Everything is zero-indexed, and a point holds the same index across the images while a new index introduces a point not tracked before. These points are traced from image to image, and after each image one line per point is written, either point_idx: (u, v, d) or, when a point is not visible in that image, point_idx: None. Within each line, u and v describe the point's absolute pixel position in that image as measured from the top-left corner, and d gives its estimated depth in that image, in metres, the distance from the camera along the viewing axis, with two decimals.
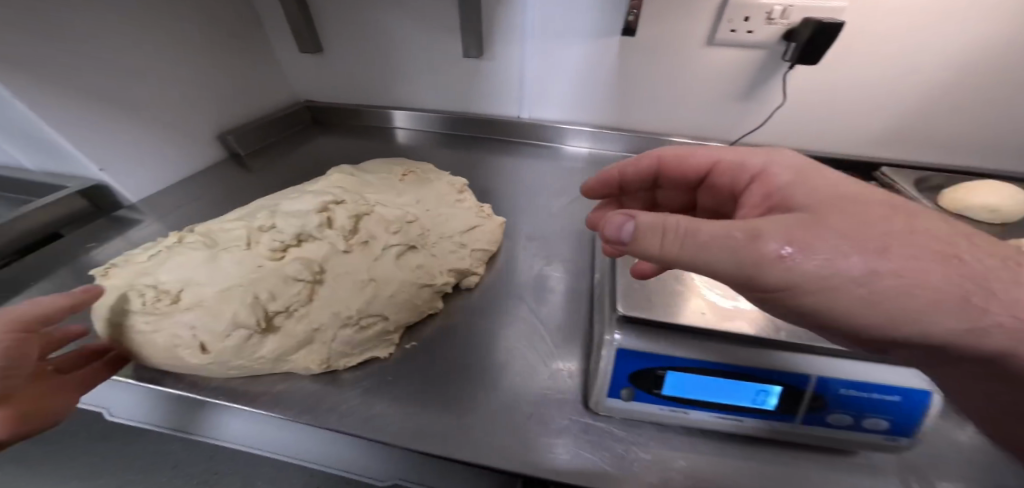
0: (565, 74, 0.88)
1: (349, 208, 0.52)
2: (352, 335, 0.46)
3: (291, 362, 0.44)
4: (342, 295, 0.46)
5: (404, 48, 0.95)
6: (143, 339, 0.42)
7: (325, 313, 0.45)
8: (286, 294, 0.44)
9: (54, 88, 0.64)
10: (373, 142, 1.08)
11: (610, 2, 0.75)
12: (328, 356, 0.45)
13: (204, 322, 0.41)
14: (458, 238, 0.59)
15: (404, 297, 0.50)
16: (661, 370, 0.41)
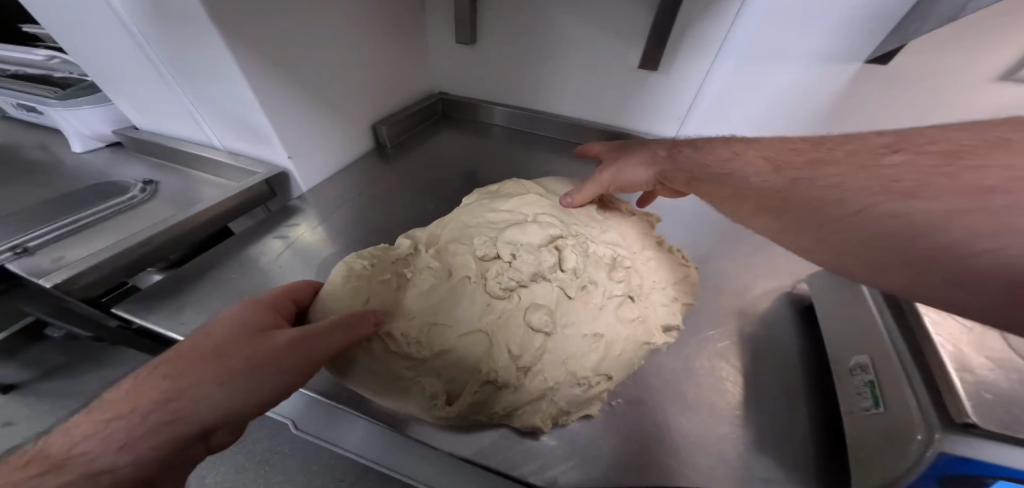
0: (766, 101, 0.79)
1: (572, 247, 0.48)
2: (580, 393, 0.46)
3: (522, 414, 0.46)
4: (575, 352, 0.45)
5: (572, 55, 0.87)
6: (404, 379, 0.45)
7: (560, 371, 0.44)
8: (529, 350, 0.44)
9: (271, 74, 0.58)
10: (519, 148, 0.99)
11: (864, 28, 0.65)
12: (558, 409, 0.46)
13: (458, 372, 0.44)
14: (666, 287, 0.53)
15: (625, 355, 0.48)
16: (992, 479, 0.37)
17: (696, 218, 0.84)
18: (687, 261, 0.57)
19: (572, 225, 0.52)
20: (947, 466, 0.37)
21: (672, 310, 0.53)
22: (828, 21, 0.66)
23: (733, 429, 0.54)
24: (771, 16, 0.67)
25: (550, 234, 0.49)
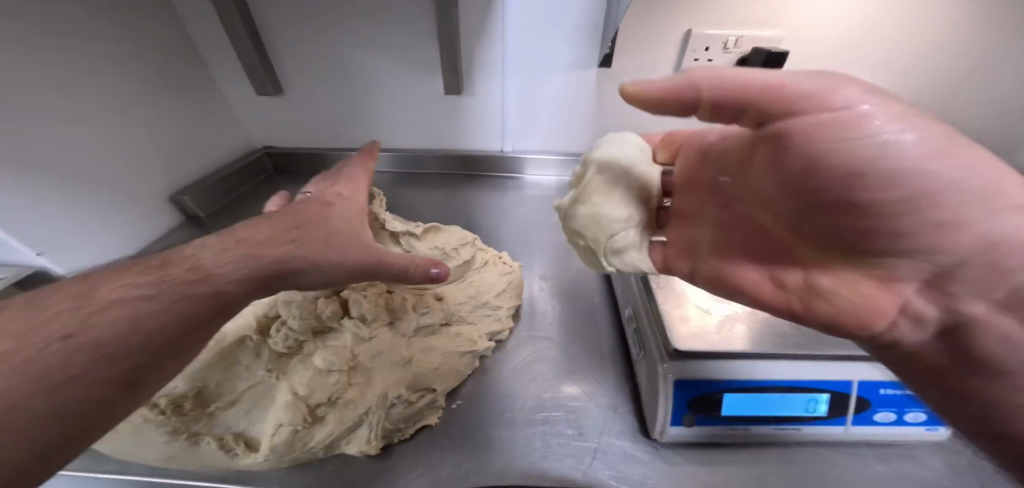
0: (549, 105, 0.92)
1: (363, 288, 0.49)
2: (402, 411, 0.45)
3: (342, 446, 0.43)
4: (386, 378, 0.45)
5: (385, 91, 0.89)
6: (191, 453, 0.41)
7: (371, 394, 0.43)
8: (326, 386, 0.42)
9: None
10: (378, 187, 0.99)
11: (584, 37, 0.81)
12: (382, 432, 0.43)
13: (252, 420, 0.43)
14: (487, 299, 0.56)
15: (448, 367, 0.49)
16: (719, 393, 0.42)
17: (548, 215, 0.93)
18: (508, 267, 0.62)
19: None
20: (686, 388, 0.42)
21: (497, 318, 0.56)
22: (573, 38, 0.81)
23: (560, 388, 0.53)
24: (525, 36, 0.82)
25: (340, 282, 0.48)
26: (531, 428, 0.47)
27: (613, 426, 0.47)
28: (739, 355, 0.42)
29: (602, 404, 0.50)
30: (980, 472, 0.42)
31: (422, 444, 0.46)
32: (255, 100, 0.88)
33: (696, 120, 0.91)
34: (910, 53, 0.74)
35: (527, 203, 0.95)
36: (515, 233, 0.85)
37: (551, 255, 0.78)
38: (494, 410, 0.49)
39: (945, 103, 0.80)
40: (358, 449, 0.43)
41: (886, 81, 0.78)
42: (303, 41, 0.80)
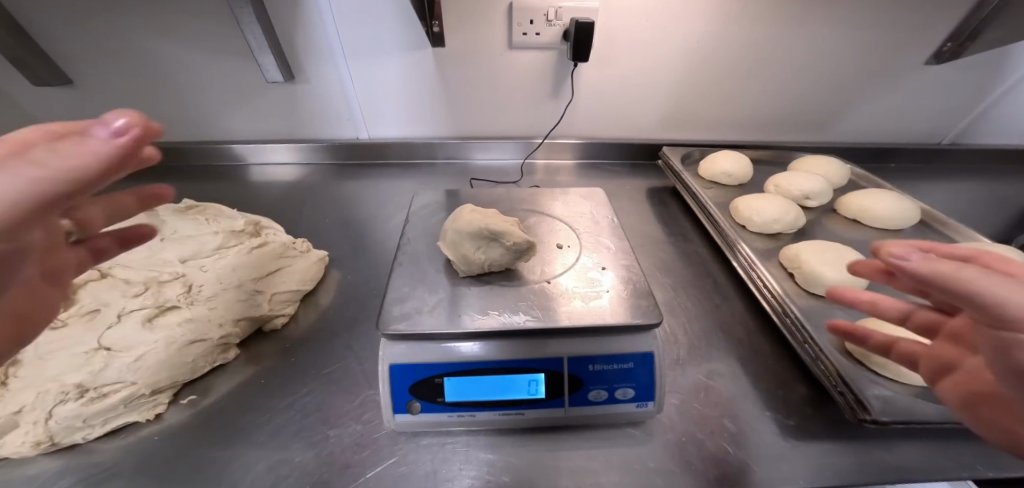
0: (389, 91, 0.86)
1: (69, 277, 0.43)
2: (78, 409, 0.36)
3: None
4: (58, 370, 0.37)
5: (201, 78, 0.80)
6: None
7: (27, 392, 0.35)
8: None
9: None
10: (213, 183, 0.86)
11: (406, 14, 0.76)
12: (46, 433, 0.35)
13: None
14: (250, 283, 0.50)
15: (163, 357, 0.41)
16: (439, 377, 0.39)
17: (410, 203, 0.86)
18: (297, 254, 0.58)
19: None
20: (398, 374, 0.39)
21: (258, 303, 0.50)
22: (398, 19, 0.76)
23: (328, 377, 0.47)
24: (344, 17, 0.75)
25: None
26: (266, 434, 0.41)
27: (352, 428, 0.42)
28: (457, 338, 0.40)
29: (359, 400, 0.46)
30: (712, 429, 0.42)
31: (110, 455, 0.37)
32: (45, 90, 0.79)
33: (544, 99, 0.89)
34: (714, 20, 0.77)
35: (376, 191, 0.88)
36: (351, 219, 0.79)
37: (377, 238, 0.74)
38: (233, 407, 0.43)
39: (758, 70, 0.84)
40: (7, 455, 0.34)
41: (702, 46, 0.81)
42: (85, 21, 0.71)
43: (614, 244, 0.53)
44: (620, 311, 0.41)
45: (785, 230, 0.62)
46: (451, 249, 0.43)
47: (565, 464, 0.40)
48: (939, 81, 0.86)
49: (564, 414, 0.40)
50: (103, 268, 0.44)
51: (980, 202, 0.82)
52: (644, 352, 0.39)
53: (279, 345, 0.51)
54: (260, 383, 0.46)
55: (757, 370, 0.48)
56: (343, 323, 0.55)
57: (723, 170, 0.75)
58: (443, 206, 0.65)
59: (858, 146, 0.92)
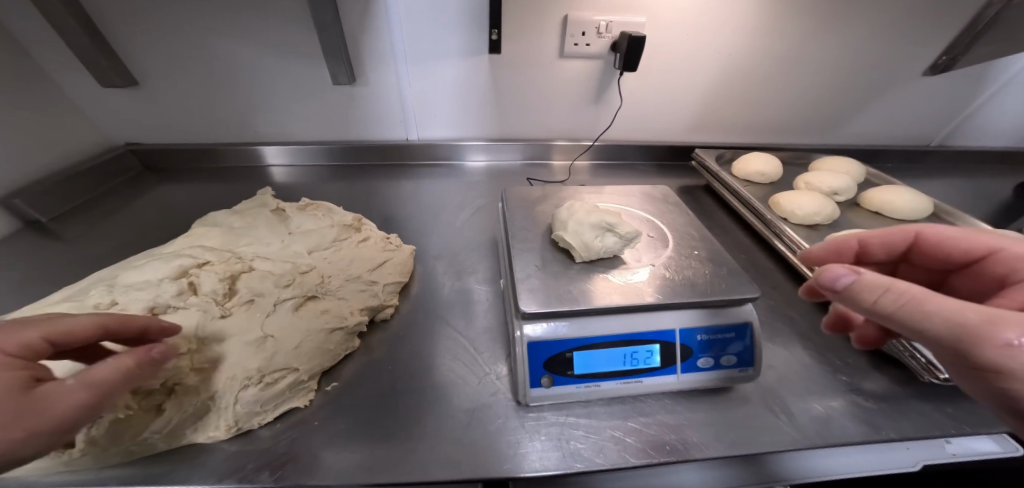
0: (444, 96, 0.90)
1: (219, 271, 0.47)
2: (258, 393, 0.41)
3: (192, 432, 0.39)
4: (235, 359, 0.42)
5: (263, 80, 0.82)
6: None
7: (217, 379, 0.41)
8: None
9: None
10: (269, 183, 0.89)
11: (467, 24, 0.79)
12: (234, 419, 0.40)
13: None
14: (366, 276, 0.54)
15: (312, 346, 0.46)
16: (570, 352, 0.45)
17: (465, 201, 0.90)
18: (395, 247, 0.61)
19: (236, 248, 0.52)
20: (537, 349, 0.45)
21: (375, 294, 0.54)
22: (463, 26, 0.79)
23: (449, 361, 0.52)
24: (411, 22, 0.78)
25: (191, 261, 0.47)
26: (411, 412, 0.46)
27: (486, 403, 0.47)
28: (583, 312, 0.45)
29: (483, 378, 0.50)
30: (794, 392, 0.50)
31: (287, 434, 0.42)
32: (107, 92, 0.80)
33: (587, 103, 0.95)
34: (745, 35, 0.85)
35: (430, 190, 0.91)
36: (416, 217, 0.83)
37: (447, 235, 0.78)
38: (375, 391, 0.47)
39: (779, 80, 0.94)
40: (203, 438, 0.39)
41: (734, 58, 0.89)
42: (158, 26, 0.73)
43: (693, 232, 0.59)
44: (721, 289, 0.48)
45: (823, 221, 0.71)
46: (571, 237, 0.48)
47: (679, 425, 0.46)
48: (931, 91, 0.97)
49: (676, 381, 0.46)
50: (244, 261, 0.50)
51: (967, 198, 0.94)
52: (743, 324, 0.46)
53: (394, 334, 0.55)
54: (388, 369, 0.50)
55: (820, 343, 0.56)
56: (446, 312, 0.59)
57: (757, 169, 0.84)
58: (518, 203, 0.70)
59: (861, 148, 1.04)
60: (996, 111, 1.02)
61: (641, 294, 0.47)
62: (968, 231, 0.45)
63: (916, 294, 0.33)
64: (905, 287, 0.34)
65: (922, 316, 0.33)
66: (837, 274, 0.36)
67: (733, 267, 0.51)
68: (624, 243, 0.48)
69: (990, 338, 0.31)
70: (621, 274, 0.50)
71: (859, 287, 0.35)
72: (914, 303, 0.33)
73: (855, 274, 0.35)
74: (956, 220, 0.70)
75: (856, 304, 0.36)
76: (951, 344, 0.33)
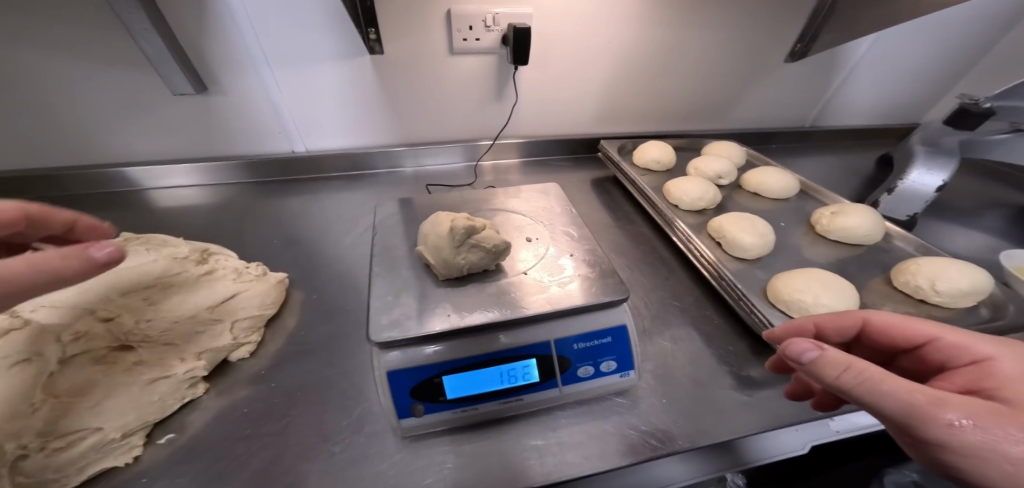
0: (327, 102, 0.81)
1: None
2: (43, 464, 0.33)
3: None
4: None
5: (89, 93, 0.70)
6: None
7: None
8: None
9: None
10: (124, 210, 0.76)
11: (337, 22, 0.72)
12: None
13: None
14: (207, 312, 0.47)
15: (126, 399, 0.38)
16: (438, 377, 0.41)
17: (363, 213, 0.82)
18: (255, 277, 0.54)
19: None
20: (398, 380, 0.40)
21: (218, 333, 0.47)
22: (327, 25, 0.72)
23: (316, 398, 0.46)
24: (264, 21, 0.69)
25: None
26: (270, 463, 0.40)
27: (356, 441, 0.43)
28: (452, 333, 0.42)
29: (356, 414, 0.45)
30: (674, 383, 0.50)
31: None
32: None
33: (488, 101, 0.92)
34: (630, 26, 0.86)
35: (321, 206, 0.83)
36: (302, 236, 0.75)
37: (336, 252, 0.72)
38: (224, 443, 0.41)
39: (669, 69, 0.96)
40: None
41: (623, 49, 0.90)
42: None
43: (575, 232, 0.57)
44: (596, 290, 0.47)
45: (708, 206, 0.73)
46: (430, 253, 0.45)
47: (568, 439, 0.44)
48: (805, 74, 1.05)
49: (558, 393, 0.44)
50: (20, 314, 0.39)
51: (841, 173, 1.04)
52: (618, 326, 0.45)
53: (253, 373, 0.48)
54: (243, 413, 0.44)
55: (702, 329, 0.58)
56: (321, 343, 0.53)
57: (652, 158, 0.86)
58: (401, 213, 0.65)
59: (751, 131, 1.10)
60: (862, 91, 1.12)
61: (515, 306, 0.45)
62: (906, 316, 0.43)
63: (874, 375, 0.32)
64: (866, 365, 0.32)
65: (877, 396, 0.32)
66: (801, 347, 0.34)
67: (607, 266, 0.50)
68: (483, 258, 0.45)
69: (935, 419, 0.30)
70: (550, 275, 0.49)
71: (822, 364, 0.33)
72: (872, 384, 0.32)
73: (820, 349, 0.34)
74: (824, 197, 0.76)
75: (815, 376, 0.35)
76: (901, 423, 0.31)
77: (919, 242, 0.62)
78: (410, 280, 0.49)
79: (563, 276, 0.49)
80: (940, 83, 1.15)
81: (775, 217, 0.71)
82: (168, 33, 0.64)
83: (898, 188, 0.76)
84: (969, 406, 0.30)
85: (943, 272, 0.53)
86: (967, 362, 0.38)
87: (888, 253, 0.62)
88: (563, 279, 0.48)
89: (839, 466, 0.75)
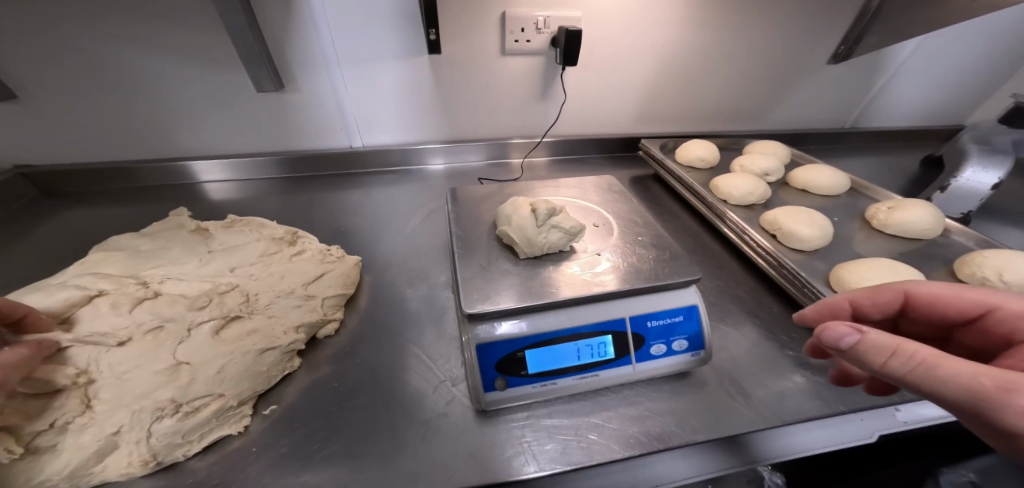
0: (386, 100, 0.86)
1: (119, 299, 0.42)
2: (177, 424, 0.37)
3: (99, 473, 0.34)
4: (141, 388, 0.38)
5: (175, 91, 0.75)
6: None
7: (124, 412, 0.36)
8: (46, 413, 0.35)
9: None
10: (196, 201, 0.81)
11: (404, 23, 0.76)
12: (150, 452, 0.36)
13: None
14: (301, 290, 0.51)
15: (240, 369, 0.42)
16: (521, 351, 0.44)
17: (415, 206, 0.86)
18: (338, 258, 0.57)
19: (143, 272, 0.47)
20: (486, 352, 0.43)
21: (311, 309, 0.50)
22: (394, 26, 0.76)
23: (399, 373, 0.49)
24: (340, 22, 0.73)
25: (81, 293, 0.42)
26: (365, 431, 0.43)
27: (441, 412, 0.45)
28: (535, 309, 0.45)
29: (438, 388, 0.48)
30: (738, 368, 0.52)
31: (220, 465, 0.38)
32: None
33: (533, 100, 0.95)
34: (676, 28, 0.89)
35: (376, 198, 0.88)
36: (362, 225, 0.79)
37: (396, 241, 0.75)
38: (322, 410, 0.44)
39: (711, 70, 0.98)
40: (114, 477, 0.34)
41: (667, 51, 0.92)
42: (34, 29, 0.65)
43: (638, 220, 0.59)
44: (669, 273, 0.48)
45: (757, 201, 0.74)
46: (514, 232, 0.47)
47: (641, 417, 0.46)
48: (846, 76, 1.05)
49: (632, 371, 0.46)
50: (150, 286, 0.45)
51: (881, 174, 1.04)
52: (692, 308, 0.47)
53: (339, 349, 0.51)
54: (335, 386, 0.47)
55: (760, 319, 0.59)
56: (395, 322, 0.56)
57: (697, 156, 0.87)
58: (463, 203, 0.68)
59: (789, 133, 1.11)
60: (902, 93, 1.12)
61: (591, 285, 0.47)
62: (952, 288, 0.43)
63: (928, 358, 0.32)
64: (913, 348, 0.33)
65: (931, 381, 0.32)
66: (842, 333, 0.35)
67: (676, 251, 0.52)
68: (568, 239, 0.47)
69: (1003, 404, 0.29)
70: (583, 267, 0.50)
71: (866, 350, 0.34)
72: (926, 368, 0.32)
73: (859, 333, 0.35)
74: (875, 194, 0.76)
75: (865, 365, 0.35)
76: (966, 411, 0.31)
77: (979, 237, 0.62)
78: (487, 261, 0.52)
79: (596, 267, 0.50)
80: (984, 86, 1.14)
81: (826, 213, 0.72)
82: (258, 34, 0.69)
83: (951, 187, 0.77)
84: None
85: (1009, 265, 0.53)
86: None
87: (946, 247, 0.63)
88: (596, 270, 0.49)
89: (889, 465, 0.74)
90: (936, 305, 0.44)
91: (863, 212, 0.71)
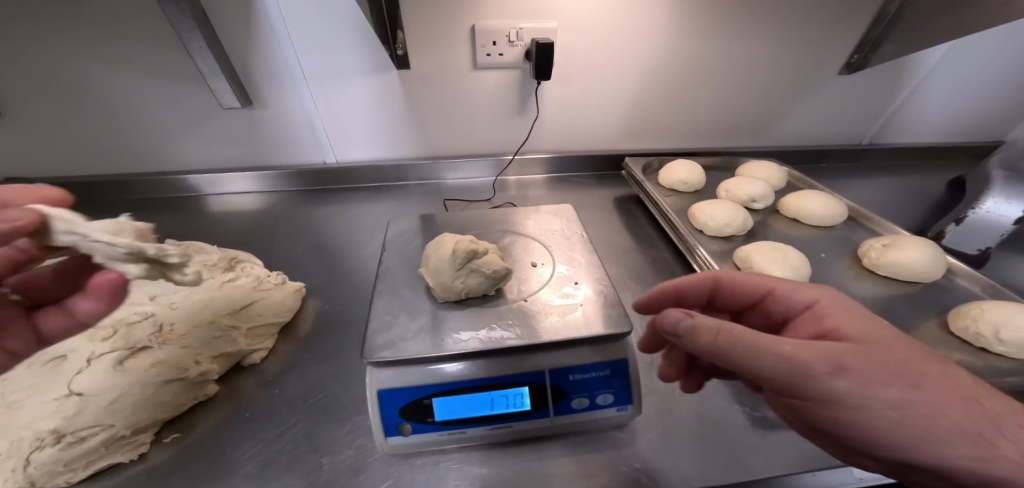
0: (357, 115, 0.85)
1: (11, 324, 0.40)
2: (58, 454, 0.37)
3: None
4: (30, 416, 0.38)
5: (148, 107, 0.77)
6: None
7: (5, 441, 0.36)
8: None
9: None
10: (169, 214, 0.83)
11: (368, 38, 0.75)
12: (28, 479, 0.36)
13: None
14: (224, 318, 0.50)
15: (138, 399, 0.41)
16: (427, 398, 0.41)
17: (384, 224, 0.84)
18: (274, 286, 0.57)
19: None
20: (387, 398, 0.40)
21: (231, 338, 0.50)
22: (359, 42, 0.75)
23: (315, 408, 0.47)
24: (303, 39, 0.73)
25: None
26: (261, 468, 0.41)
27: (346, 454, 0.43)
28: (445, 357, 0.42)
29: (349, 426, 0.46)
30: (680, 422, 0.47)
31: None
32: None
33: (512, 115, 0.91)
34: (661, 39, 0.83)
35: (346, 215, 0.87)
36: (324, 244, 0.78)
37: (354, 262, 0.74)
38: (223, 442, 0.43)
39: (703, 83, 0.91)
40: None
41: (653, 63, 0.86)
42: (12, 52, 0.68)
43: (584, 258, 0.55)
44: (600, 320, 0.44)
45: (736, 232, 0.68)
46: (431, 276, 0.46)
47: (557, 473, 0.42)
48: (861, 87, 0.96)
49: (550, 423, 0.42)
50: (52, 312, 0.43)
51: (898, 198, 0.94)
52: (618, 361, 0.42)
53: (260, 378, 0.50)
54: (245, 416, 0.46)
55: None
56: (326, 350, 0.55)
57: (679, 178, 0.81)
58: (415, 228, 0.66)
59: (795, 149, 1.02)
60: (929, 106, 1.01)
61: (507, 335, 0.43)
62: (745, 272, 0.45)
63: (746, 335, 0.32)
64: (735, 326, 0.32)
65: (755, 358, 0.31)
66: (673, 317, 0.34)
67: (613, 295, 0.48)
68: (479, 285, 0.45)
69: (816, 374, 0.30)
70: (559, 295, 0.48)
71: (698, 331, 0.33)
72: (746, 345, 0.31)
73: (690, 317, 0.33)
74: (876, 227, 0.68)
75: (695, 348, 0.34)
76: (783, 385, 0.31)
77: (988, 283, 0.54)
78: (414, 297, 0.50)
79: (572, 298, 0.48)
80: None
81: (813, 246, 0.65)
82: (220, 52, 0.70)
83: (968, 219, 0.68)
84: (835, 354, 0.31)
85: (1012, 319, 0.46)
86: (801, 309, 0.41)
87: (947, 293, 0.55)
88: (570, 302, 0.47)
89: None
90: (731, 293, 0.46)
91: (856, 247, 0.64)
